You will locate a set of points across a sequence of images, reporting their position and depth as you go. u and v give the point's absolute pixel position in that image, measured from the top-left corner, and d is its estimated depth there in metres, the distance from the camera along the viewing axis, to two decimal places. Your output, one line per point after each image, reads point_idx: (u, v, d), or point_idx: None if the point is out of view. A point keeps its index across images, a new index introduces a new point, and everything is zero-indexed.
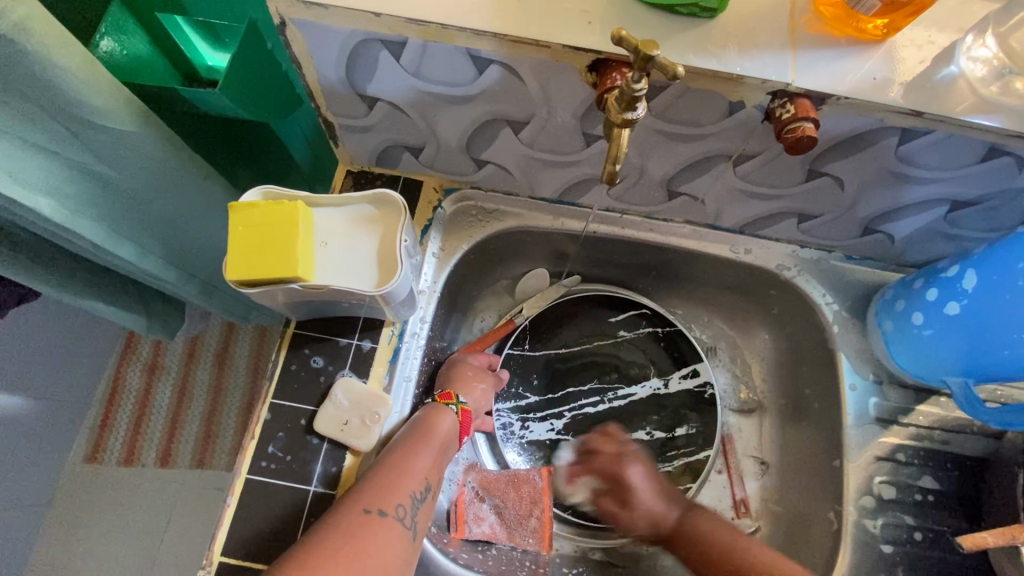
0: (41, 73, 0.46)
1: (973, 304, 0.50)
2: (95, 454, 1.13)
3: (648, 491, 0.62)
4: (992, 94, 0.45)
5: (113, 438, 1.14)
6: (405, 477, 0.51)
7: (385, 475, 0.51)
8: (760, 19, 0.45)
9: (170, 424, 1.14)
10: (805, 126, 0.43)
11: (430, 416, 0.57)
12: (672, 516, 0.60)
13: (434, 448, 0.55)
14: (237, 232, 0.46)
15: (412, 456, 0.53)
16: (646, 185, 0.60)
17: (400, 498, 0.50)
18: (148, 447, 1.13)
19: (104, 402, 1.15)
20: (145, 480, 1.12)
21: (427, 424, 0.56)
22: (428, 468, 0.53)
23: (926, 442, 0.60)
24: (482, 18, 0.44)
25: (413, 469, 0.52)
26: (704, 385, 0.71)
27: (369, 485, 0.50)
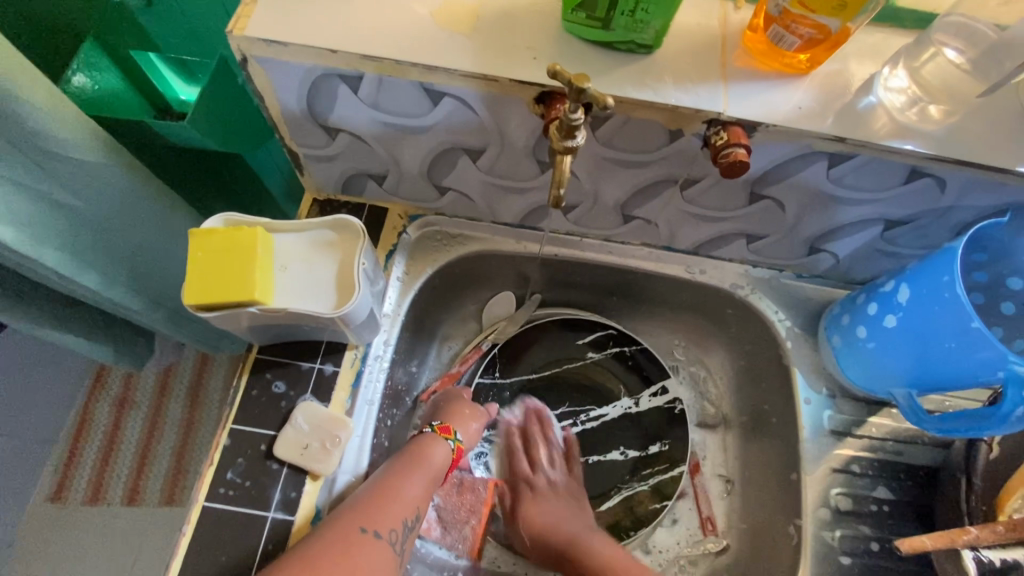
0: (6, 106, 0.47)
1: (910, 315, 0.53)
2: (60, 491, 1.10)
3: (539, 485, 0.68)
4: (909, 120, 0.48)
5: (80, 472, 1.11)
6: (399, 502, 0.52)
7: (379, 496, 0.51)
8: (693, 57, 0.49)
9: (140, 458, 1.12)
10: (737, 151, 0.46)
11: (425, 444, 0.58)
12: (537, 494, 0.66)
13: (429, 476, 0.56)
14: (195, 257, 0.47)
15: (406, 482, 0.53)
16: (600, 210, 0.62)
17: (393, 522, 0.51)
18: (116, 482, 1.10)
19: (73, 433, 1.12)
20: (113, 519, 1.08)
21: (424, 448, 0.57)
22: (420, 495, 0.54)
23: (879, 453, 0.62)
24: (432, 55, 0.47)
25: (407, 493, 0.53)
26: (672, 401, 0.73)
27: (364, 506, 0.51)
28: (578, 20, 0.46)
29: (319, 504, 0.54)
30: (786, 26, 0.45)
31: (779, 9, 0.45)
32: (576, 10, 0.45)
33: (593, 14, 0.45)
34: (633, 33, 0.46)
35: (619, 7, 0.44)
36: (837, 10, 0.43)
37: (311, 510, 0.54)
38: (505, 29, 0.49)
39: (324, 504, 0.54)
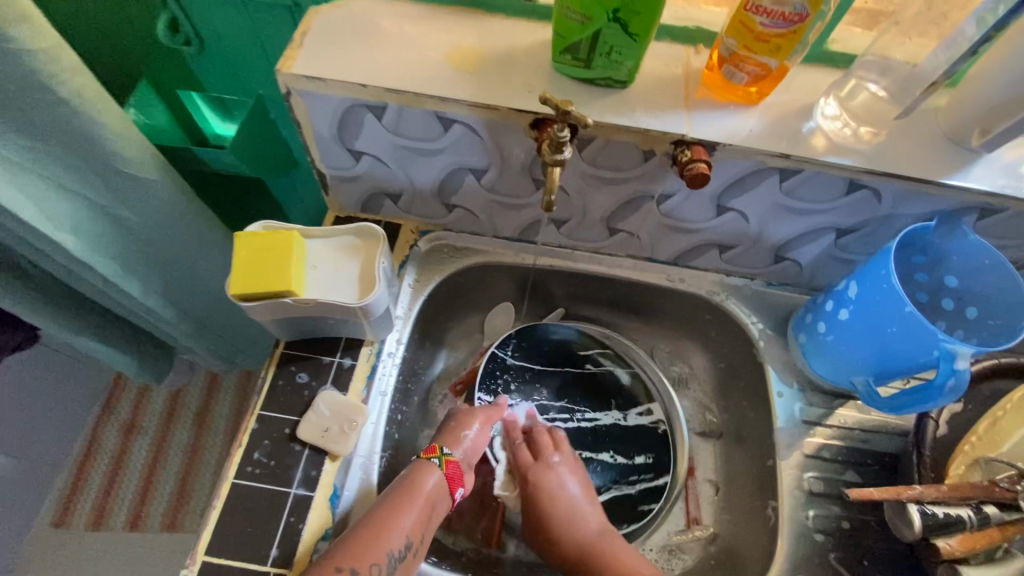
0: (87, 130, 0.57)
1: (858, 307, 0.60)
2: (101, 520, 1.32)
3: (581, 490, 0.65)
4: (845, 141, 0.57)
5: (119, 504, 1.33)
6: (383, 537, 0.53)
7: (363, 534, 0.52)
8: (662, 91, 0.59)
9: (180, 477, 1.36)
10: (699, 165, 0.55)
11: (417, 472, 0.58)
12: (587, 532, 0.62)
13: (420, 506, 0.56)
14: (240, 254, 0.55)
15: (392, 516, 0.54)
16: (589, 223, 0.71)
17: (374, 558, 0.51)
18: (157, 502, 1.34)
19: (110, 471, 1.36)
20: (154, 535, 1.31)
21: (417, 479, 0.58)
22: (409, 527, 0.55)
23: (847, 441, 0.68)
24: (445, 89, 0.57)
25: (392, 527, 0.54)
26: (657, 423, 0.77)
27: (347, 544, 0.52)
28: (566, 61, 0.56)
29: (337, 484, 0.60)
30: (735, 65, 0.56)
31: (729, 51, 0.55)
32: (564, 53, 0.56)
33: (577, 56, 0.55)
34: (610, 71, 0.56)
35: (598, 50, 0.54)
36: (773, 52, 0.53)
37: (329, 488, 0.59)
38: (505, 69, 0.59)
39: (340, 487, 0.60)
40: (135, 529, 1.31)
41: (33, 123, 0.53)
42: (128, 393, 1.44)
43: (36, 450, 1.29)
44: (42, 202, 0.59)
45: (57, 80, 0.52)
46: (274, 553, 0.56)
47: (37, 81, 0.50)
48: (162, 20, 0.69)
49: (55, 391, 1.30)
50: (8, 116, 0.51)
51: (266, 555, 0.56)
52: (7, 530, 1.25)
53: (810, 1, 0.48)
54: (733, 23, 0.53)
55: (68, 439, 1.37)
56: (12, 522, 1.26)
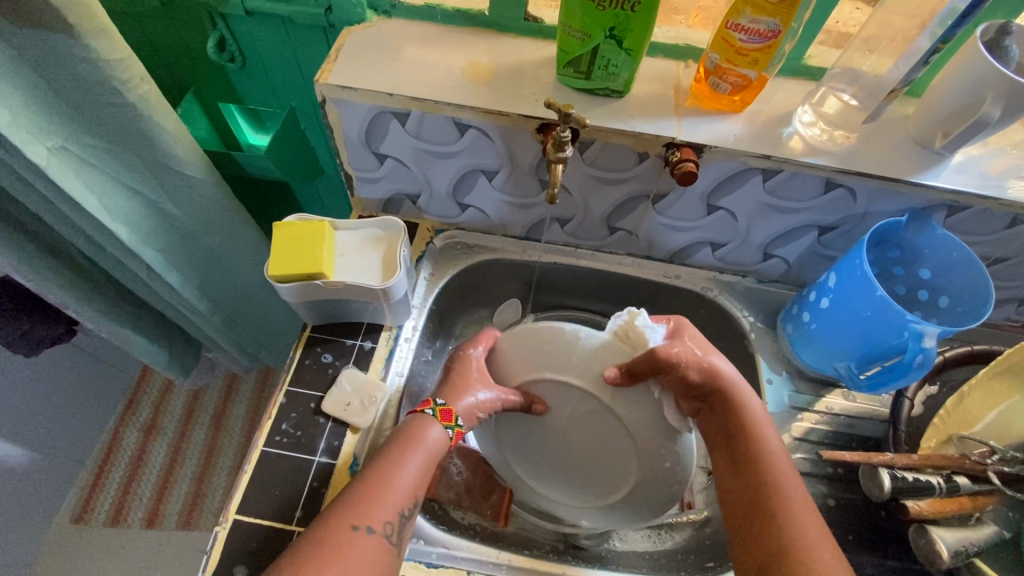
0: (148, 132, 0.64)
1: (838, 296, 0.66)
2: (119, 517, 1.37)
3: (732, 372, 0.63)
4: (820, 144, 0.63)
5: (138, 500, 1.38)
6: (394, 493, 0.55)
7: (370, 491, 0.55)
8: (655, 100, 0.66)
9: (198, 476, 1.41)
10: (687, 164, 0.61)
11: (417, 424, 0.61)
12: (767, 451, 0.59)
13: (424, 457, 0.59)
14: (278, 241, 0.61)
15: (399, 467, 0.57)
16: (590, 222, 0.78)
17: (385, 515, 0.54)
18: (174, 500, 1.39)
19: (130, 469, 1.42)
20: (170, 532, 1.35)
21: (420, 428, 0.61)
22: (417, 481, 0.58)
23: (833, 425, 0.72)
24: (461, 97, 0.64)
25: (399, 483, 0.56)
26: None
27: (354, 504, 0.54)
28: (569, 74, 0.64)
29: (356, 453, 0.65)
30: (720, 77, 0.62)
31: (713, 64, 0.62)
32: (567, 66, 0.63)
33: (579, 68, 0.62)
34: (608, 82, 0.63)
35: (597, 63, 0.61)
36: (753, 64, 0.60)
37: (349, 457, 0.64)
38: (515, 81, 0.66)
39: (359, 456, 0.65)
40: (151, 526, 1.36)
41: (103, 124, 0.61)
42: (151, 392, 1.51)
43: (63, 445, 1.35)
44: (104, 195, 0.66)
45: (128, 87, 0.60)
46: (298, 514, 0.61)
47: (113, 87, 0.58)
48: (212, 40, 0.77)
49: (84, 389, 1.37)
50: (84, 117, 0.59)
51: (291, 515, 0.61)
52: (32, 523, 1.30)
53: (782, 20, 0.55)
54: (717, 40, 0.60)
55: (93, 436, 1.43)
56: (38, 515, 1.31)
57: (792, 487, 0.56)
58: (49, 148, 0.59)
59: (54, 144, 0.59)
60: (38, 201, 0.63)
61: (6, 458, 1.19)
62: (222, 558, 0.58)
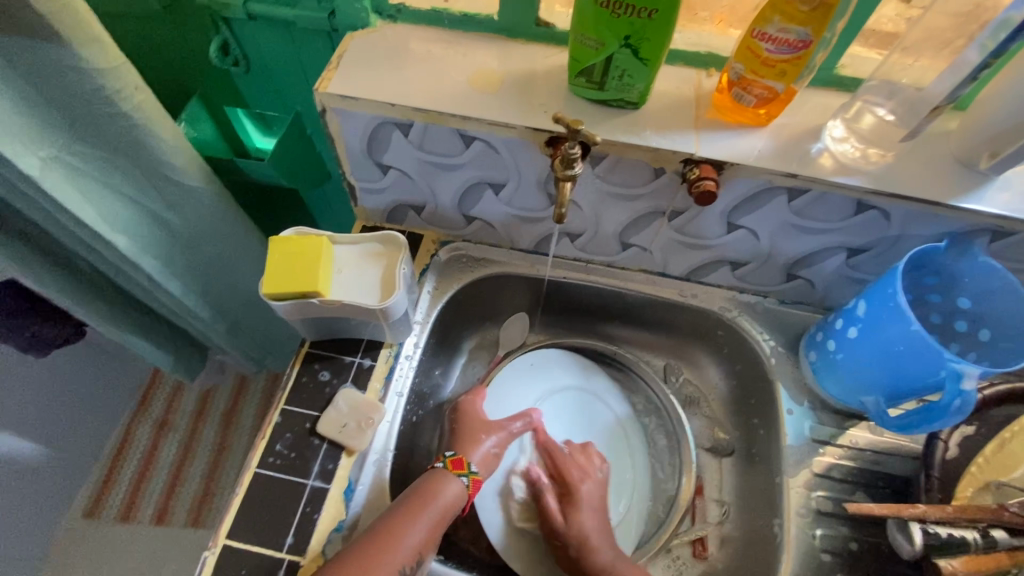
0: (144, 141, 0.63)
1: (867, 326, 0.61)
2: (130, 513, 1.38)
3: (596, 496, 0.68)
4: (853, 162, 0.59)
5: (148, 497, 1.39)
6: (397, 549, 0.54)
7: (372, 544, 0.54)
8: (672, 112, 0.62)
9: (207, 474, 1.42)
10: (706, 183, 0.57)
11: (437, 481, 0.61)
12: (603, 557, 0.62)
13: (435, 514, 0.58)
14: (274, 258, 0.59)
15: (406, 524, 0.56)
16: (602, 238, 0.74)
17: (385, 574, 0.53)
18: (183, 497, 1.39)
19: (141, 466, 1.43)
20: (178, 530, 1.36)
21: (435, 487, 0.60)
22: (422, 541, 0.56)
23: (858, 462, 0.67)
24: (466, 107, 0.60)
25: (405, 541, 0.55)
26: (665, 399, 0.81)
27: (356, 556, 0.53)
28: (581, 84, 0.60)
29: (352, 478, 0.63)
30: (743, 89, 0.58)
31: (737, 75, 0.57)
32: (579, 76, 0.59)
33: (591, 78, 0.58)
34: (623, 93, 0.59)
35: (611, 73, 0.57)
36: (780, 75, 0.55)
37: (345, 481, 0.62)
38: (524, 89, 0.63)
39: (355, 481, 0.63)
40: (160, 523, 1.37)
41: (98, 133, 0.59)
42: (163, 391, 1.51)
43: (76, 442, 1.36)
44: (101, 205, 0.64)
45: (121, 96, 0.58)
46: (289, 540, 0.59)
47: (105, 96, 0.57)
48: (214, 45, 0.75)
49: (96, 386, 1.38)
50: (78, 125, 0.58)
51: (282, 541, 0.58)
52: (45, 517, 1.31)
53: (814, 29, 0.51)
54: (742, 49, 0.56)
55: (105, 433, 1.44)
56: (51, 510, 1.33)
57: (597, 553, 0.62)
58: (42, 158, 0.57)
59: (47, 154, 0.57)
60: (34, 210, 0.62)
61: (18, 454, 1.20)
62: None
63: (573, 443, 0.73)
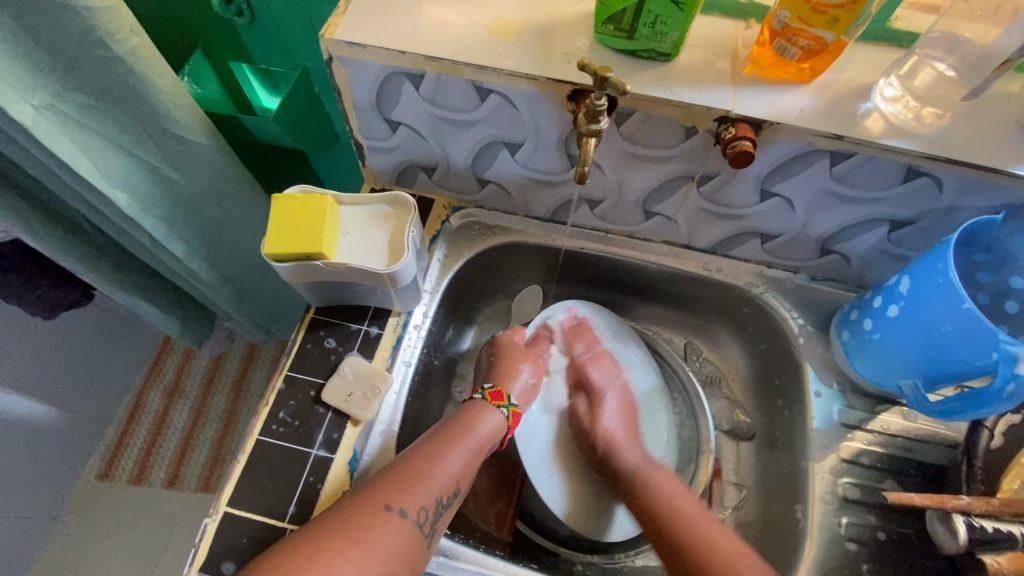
0: (142, 91, 0.59)
1: (910, 304, 0.56)
2: (141, 475, 1.39)
3: (621, 429, 0.68)
4: (906, 124, 0.53)
5: (160, 461, 1.40)
6: (434, 477, 0.54)
7: (410, 471, 0.53)
8: (707, 66, 0.56)
9: (217, 439, 1.42)
10: (743, 143, 0.52)
11: (476, 413, 0.62)
12: (630, 458, 0.65)
13: (473, 444, 0.58)
14: (277, 216, 0.56)
15: (443, 454, 0.56)
16: (624, 205, 0.69)
17: (423, 501, 0.52)
18: (194, 462, 1.40)
19: (152, 430, 1.43)
20: (189, 494, 1.37)
21: (473, 419, 0.61)
22: (460, 471, 0.56)
23: (889, 448, 0.63)
24: (482, 57, 0.56)
25: (442, 469, 0.55)
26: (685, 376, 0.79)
27: (392, 483, 0.52)
28: (608, 32, 0.55)
29: (357, 449, 0.60)
30: (788, 39, 0.53)
31: (781, 24, 0.52)
32: (606, 23, 0.54)
33: (620, 26, 0.53)
34: (654, 43, 0.54)
35: (642, 19, 0.52)
36: (831, 24, 0.50)
37: (349, 452, 0.60)
38: (546, 39, 0.58)
39: (360, 452, 0.60)
40: (172, 487, 1.38)
41: (92, 80, 0.56)
42: (173, 357, 1.51)
43: (89, 405, 1.37)
44: (98, 158, 0.61)
45: (114, 38, 0.54)
46: (291, 510, 0.57)
47: (98, 38, 0.53)
48: None
49: (107, 351, 1.37)
50: (70, 71, 0.54)
51: (284, 511, 0.57)
52: (59, 478, 1.33)
53: None
54: None
55: (117, 397, 1.44)
56: (64, 471, 1.34)
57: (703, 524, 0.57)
58: (35, 106, 0.54)
59: (40, 101, 0.54)
60: (30, 163, 0.59)
61: (31, 415, 1.21)
62: (210, 551, 0.55)
63: (581, 403, 0.71)
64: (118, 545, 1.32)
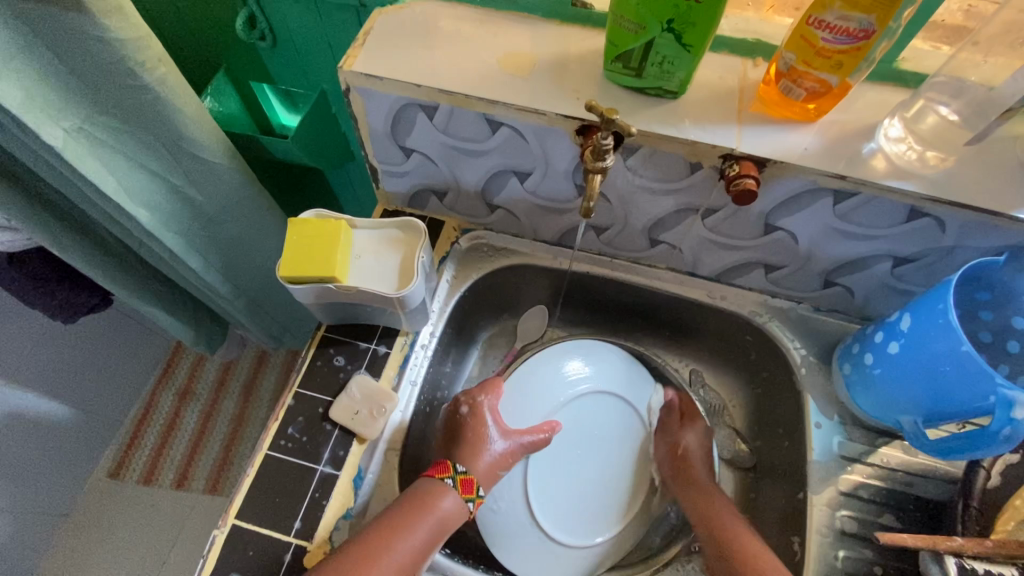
0: (167, 115, 0.62)
1: (910, 341, 0.57)
2: (151, 476, 1.42)
3: (696, 461, 0.70)
4: (909, 165, 0.54)
5: (169, 462, 1.43)
6: (388, 564, 0.53)
7: (361, 553, 0.52)
8: (713, 104, 0.58)
9: (226, 443, 1.45)
10: (747, 181, 0.54)
11: (433, 492, 0.58)
12: (699, 474, 0.69)
13: (431, 525, 0.56)
14: (292, 240, 0.58)
15: (398, 538, 0.54)
16: (631, 233, 0.71)
17: None
18: (202, 465, 1.42)
19: (163, 431, 1.46)
20: (197, 496, 1.40)
21: (432, 499, 0.58)
22: (414, 554, 0.55)
23: (888, 483, 0.63)
24: (494, 91, 0.58)
25: (397, 555, 0.53)
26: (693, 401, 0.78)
27: (346, 565, 0.51)
28: (617, 69, 0.57)
29: (361, 466, 0.62)
30: (793, 81, 0.54)
31: (787, 66, 0.53)
32: (615, 61, 0.56)
33: (629, 64, 0.55)
34: (661, 81, 0.55)
35: (650, 59, 0.53)
36: (836, 68, 0.51)
37: (354, 469, 0.62)
38: (556, 74, 0.59)
39: (365, 469, 0.62)
40: (180, 488, 1.40)
41: (121, 105, 0.59)
42: (185, 360, 1.54)
43: (103, 406, 1.40)
44: (124, 178, 0.64)
45: (143, 67, 0.57)
46: (297, 526, 0.58)
47: (128, 67, 0.56)
48: (241, 17, 0.73)
49: (122, 352, 1.41)
50: (100, 96, 0.57)
51: (290, 525, 0.58)
52: (72, 475, 1.36)
53: (878, 18, 0.46)
54: (794, 37, 0.52)
55: (130, 399, 1.47)
56: (77, 469, 1.37)
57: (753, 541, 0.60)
58: (66, 130, 0.57)
59: (71, 125, 0.57)
60: (58, 180, 0.62)
61: (48, 413, 1.25)
62: (217, 563, 0.56)
63: (674, 414, 0.75)
64: (126, 544, 1.35)
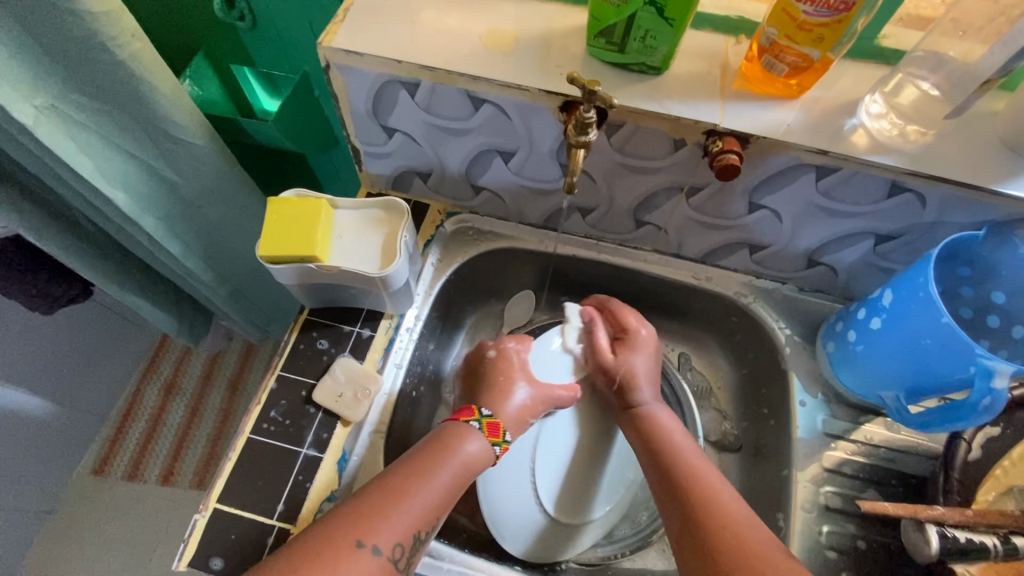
0: (143, 93, 0.61)
1: (892, 316, 0.57)
2: (136, 472, 1.40)
3: (643, 372, 0.67)
4: (890, 140, 0.54)
5: (154, 458, 1.41)
6: (410, 513, 0.52)
7: (380, 505, 0.51)
8: (696, 80, 0.58)
9: (212, 438, 1.43)
10: (730, 157, 0.53)
11: (457, 437, 0.58)
12: (644, 396, 0.66)
13: (451, 473, 0.55)
14: (272, 219, 0.57)
15: (419, 485, 0.53)
16: (616, 214, 0.71)
17: (396, 538, 0.50)
18: (188, 460, 1.41)
19: (147, 426, 1.44)
20: (183, 491, 1.38)
21: (456, 442, 0.58)
22: (436, 502, 0.54)
23: (872, 459, 0.64)
24: (476, 67, 0.57)
25: (419, 502, 0.53)
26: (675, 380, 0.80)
27: (365, 516, 0.50)
28: (600, 45, 0.56)
29: (346, 448, 0.61)
30: (775, 56, 0.54)
31: (769, 40, 0.53)
32: (598, 36, 0.55)
33: (611, 40, 0.55)
34: (644, 56, 0.55)
35: (632, 34, 0.53)
36: (817, 42, 0.51)
37: (338, 452, 0.61)
38: (539, 50, 0.59)
39: (349, 452, 0.61)
40: (166, 483, 1.39)
41: (93, 82, 0.57)
42: (170, 354, 1.52)
43: (85, 402, 1.38)
44: (99, 159, 0.63)
45: (117, 42, 0.56)
46: (280, 508, 0.58)
47: (101, 43, 0.54)
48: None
49: (105, 347, 1.38)
50: (72, 72, 0.55)
51: (273, 508, 0.58)
52: (54, 472, 1.34)
53: None
54: (775, 11, 0.51)
55: (113, 394, 1.45)
56: (59, 466, 1.35)
57: (721, 492, 0.55)
58: (36, 107, 0.55)
59: (41, 103, 0.55)
60: (31, 162, 0.60)
61: (28, 409, 1.22)
62: (199, 547, 0.56)
63: (595, 334, 0.70)
64: (110, 541, 1.33)
